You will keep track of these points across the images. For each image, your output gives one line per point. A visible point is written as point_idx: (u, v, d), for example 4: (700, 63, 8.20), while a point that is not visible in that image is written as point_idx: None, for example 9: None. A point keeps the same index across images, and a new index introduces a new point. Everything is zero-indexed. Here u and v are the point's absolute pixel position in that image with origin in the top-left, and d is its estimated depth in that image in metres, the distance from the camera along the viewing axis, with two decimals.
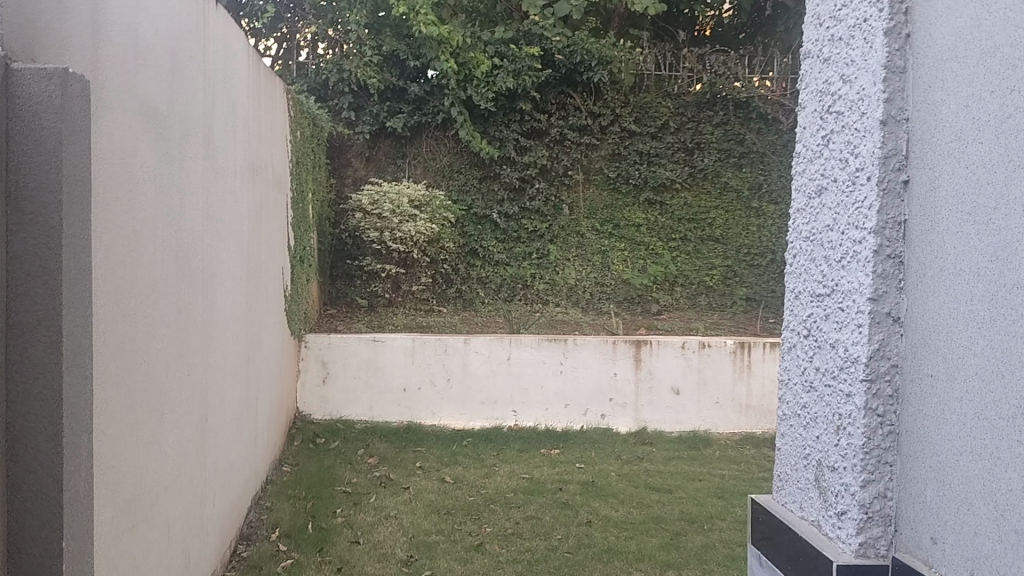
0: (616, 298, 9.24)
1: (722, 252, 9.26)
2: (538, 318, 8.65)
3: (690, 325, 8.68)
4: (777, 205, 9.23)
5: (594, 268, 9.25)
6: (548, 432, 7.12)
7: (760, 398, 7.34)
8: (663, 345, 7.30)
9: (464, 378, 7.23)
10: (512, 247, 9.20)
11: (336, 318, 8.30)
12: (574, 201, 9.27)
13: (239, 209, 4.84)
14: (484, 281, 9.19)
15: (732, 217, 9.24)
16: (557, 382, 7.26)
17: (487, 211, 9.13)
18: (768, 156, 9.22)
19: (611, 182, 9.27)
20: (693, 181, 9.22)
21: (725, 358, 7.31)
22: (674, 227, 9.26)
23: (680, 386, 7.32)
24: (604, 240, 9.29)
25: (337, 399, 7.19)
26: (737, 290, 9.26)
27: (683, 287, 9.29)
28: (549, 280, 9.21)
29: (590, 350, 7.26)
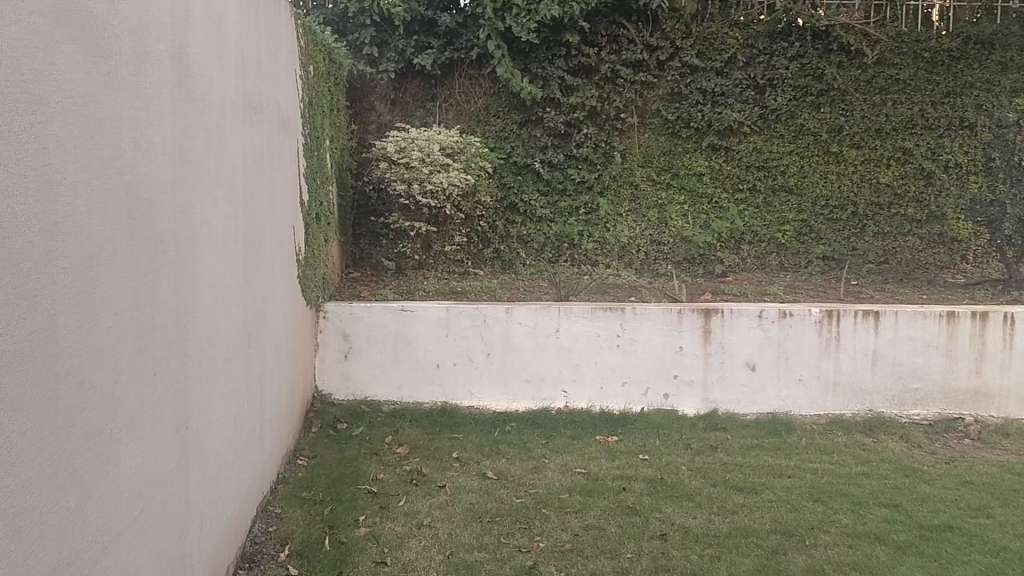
0: (675, 259, 8.17)
1: (795, 204, 8.19)
2: (588, 283, 7.66)
3: (762, 288, 7.63)
4: (858, 149, 8.12)
5: (649, 224, 8.20)
6: (604, 416, 6.17)
7: (850, 375, 6.37)
8: (736, 314, 6.27)
9: (506, 353, 6.28)
10: (556, 201, 8.19)
11: (359, 283, 7.37)
12: (627, 147, 8.24)
13: (231, 153, 3.88)
14: (525, 240, 8.22)
15: (808, 164, 8.14)
16: (613, 358, 6.30)
17: (528, 160, 8.11)
18: (849, 93, 8.07)
19: (668, 126, 8.19)
20: (763, 123, 8.13)
21: (810, 328, 6.30)
22: (742, 176, 8.18)
23: (756, 361, 6.33)
24: (661, 192, 8.24)
25: (361, 378, 6.28)
26: (812, 249, 8.17)
27: (751, 244, 8.23)
28: (598, 239, 8.18)
29: (650, 321, 6.28)
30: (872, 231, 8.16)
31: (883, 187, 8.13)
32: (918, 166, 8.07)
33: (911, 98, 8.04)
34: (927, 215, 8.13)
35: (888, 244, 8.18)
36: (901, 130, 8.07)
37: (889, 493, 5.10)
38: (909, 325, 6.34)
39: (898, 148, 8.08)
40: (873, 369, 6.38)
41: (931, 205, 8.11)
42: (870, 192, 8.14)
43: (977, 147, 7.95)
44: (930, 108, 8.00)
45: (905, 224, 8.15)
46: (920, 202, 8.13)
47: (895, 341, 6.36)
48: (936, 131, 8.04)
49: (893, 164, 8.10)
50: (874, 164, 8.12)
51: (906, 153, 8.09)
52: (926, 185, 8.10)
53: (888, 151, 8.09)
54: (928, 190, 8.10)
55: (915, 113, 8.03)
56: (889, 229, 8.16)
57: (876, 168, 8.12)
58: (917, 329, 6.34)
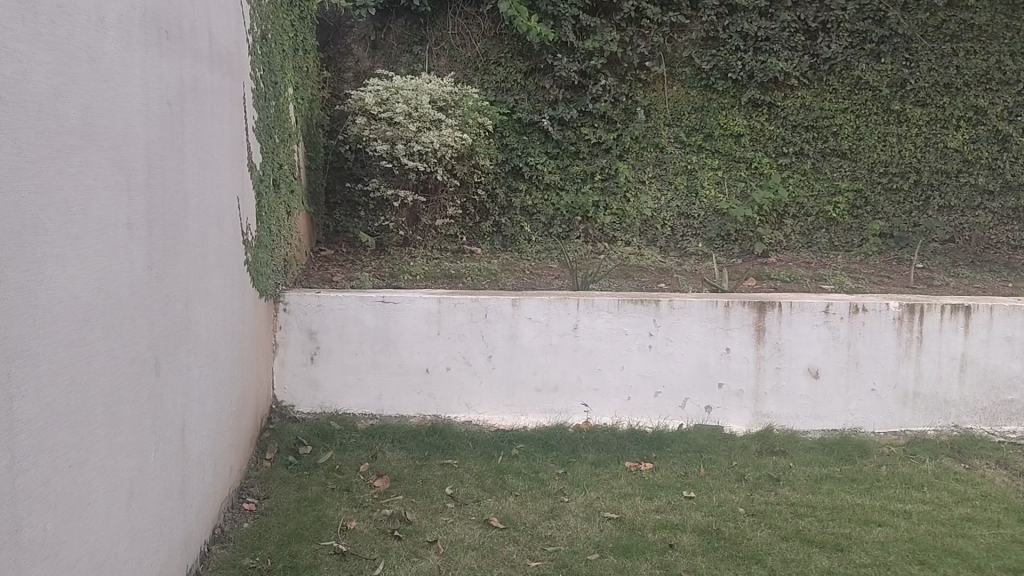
0: (706, 235, 6.97)
1: (848, 172, 6.96)
2: (606, 265, 6.43)
3: (815, 272, 6.43)
4: (923, 108, 6.79)
5: (677, 194, 7.01)
6: (633, 434, 4.99)
7: (932, 385, 5.17)
8: (798, 311, 5.09)
9: (511, 356, 5.08)
10: (567, 164, 6.93)
11: (332, 264, 6.12)
12: (653, 102, 6.98)
13: (118, 94, 2.59)
14: (530, 212, 6.95)
15: (864, 124, 6.89)
16: (643, 363, 5.12)
17: (535, 117, 6.81)
18: (915, 40, 6.70)
19: (701, 77, 6.96)
20: (813, 75, 6.87)
21: (886, 327, 5.12)
22: (786, 137, 6.94)
23: (819, 367, 5.15)
24: (690, 156, 7.01)
25: (331, 386, 5.05)
26: (868, 225, 6.98)
27: (795, 217, 7.04)
28: (617, 211, 6.96)
29: (691, 318, 5.09)
30: (937, 204, 6.90)
31: (951, 152, 6.80)
32: (992, 128, 6.70)
33: (986, 47, 6.63)
34: (1001, 185, 6.79)
35: (954, 220, 6.90)
36: (974, 85, 6.68)
37: (1014, 550, 3.91)
38: (1007, 324, 5.09)
39: (970, 106, 6.71)
40: (962, 380, 5.16)
41: (1005, 173, 6.75)
42: (936, 158, 6.83)
43: None
44: (1008, 59, 6.60)
45: (975, 196, 6.85)
46: (992, 170, 6.78)
47: (988, 343, 5.12)
48: (1014, 85, 6.63)
49: (962, 125, 6.75)
50: (940, 125, 6.78)
51: (978, 112, 6.71)
52: (1001, 151, 6.73)
53: (959, 110, 6.72)
54: (1003, 157, 6.73)
55: (990, 66, 6.63)
56: (956, 202, 6.87)
57: (943, 129, 6.79)
58: (1016, 329, 5.09)
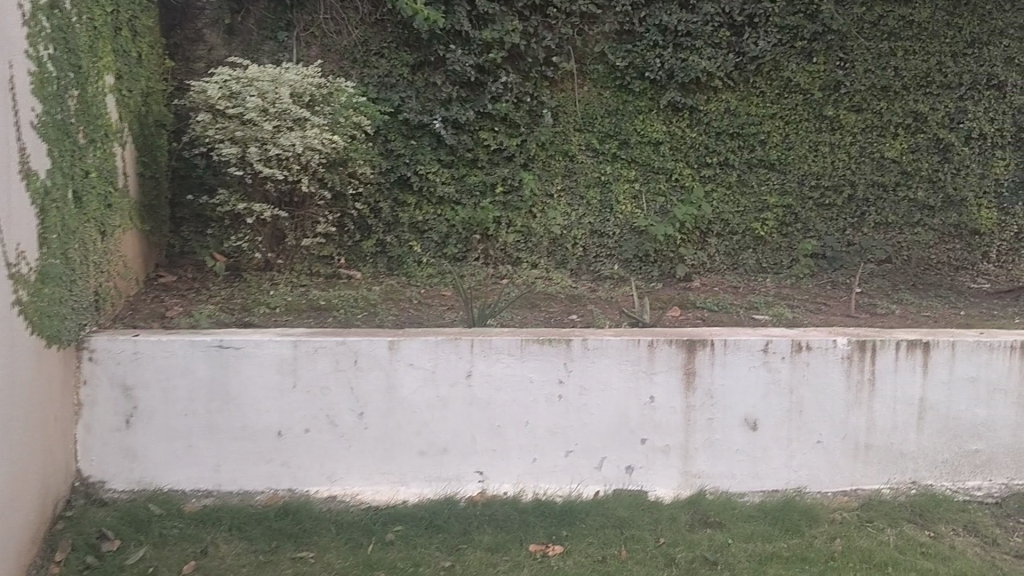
0: (621, 256, 6.10)
1: (777, 185, 6.22)
2: (509, 292, 5.49)
3: (744, 298, 5.63)
4: (858, 113, 6.16)
5: (588, 209, 6.14)
6: (538, 506, 4.05)
7: (886, 435, 4.40)
8: (734, 352, 4.25)
9: (387, 412, 4.08)
10: (463, 174, 5.95)
11: (172, 295, 5.07)
12: (560, 103, 6.10)
13: None
14: (421, 228, 5.93)
15: (793, 131, 6.19)
16: (551, 417, 4.19)
17: (425, 119, 5.79)
18: (850, 37, 6.05)
19: (615, 76, 6.10)
20: (738, 76, 6.12)
21: (833, 367, 4.31)
22: (710, 146, 6.16)
23: (757, 416, 4.31)
24: (604, 165, 6.15)
25: (155, 459, 4.07)
26: (799, 243, 6.25)
27: (720, 235, 6.27)
28: (521, 228, 6.04)
29: (607, 361, 4.18)
30: (872, 221, 6.24)
31: (888, 163, 6.18)
32: (932, 136, 6.12)
33: (926, 47, 6.06)
34: (941, 199, 6.19)
35: (891, 238, 6.26)
36: (913, 89, 6.10)
37: None
38: (969, 363, 4.37)
39: (909, 112, 6.11)
40: (920, 428, 4.41)
41: (946, 187, 6.17)
42: (871, 169, 6.19)
43: (1005, 112, 6.09)
44: (949, 60, 6.04)
45: (913, 211, 6.23)
46: (932, 182, 6.19)
47: (949, 385, 4.39)
48: (955, 90, 6.09)
49: (900, 133, 6.15)
50: (877, 132, 6.17)
51: (917, 119, 6.13)
52: (941, 161, 6.16)
53: (897, 116, 6.12)
54: (944, 168, 6.14)
55: (931, 67, 6.05)
56: (893, 219, 6.22)
57: (879, 138, 6.17)
58: (980, 368, 4.38)
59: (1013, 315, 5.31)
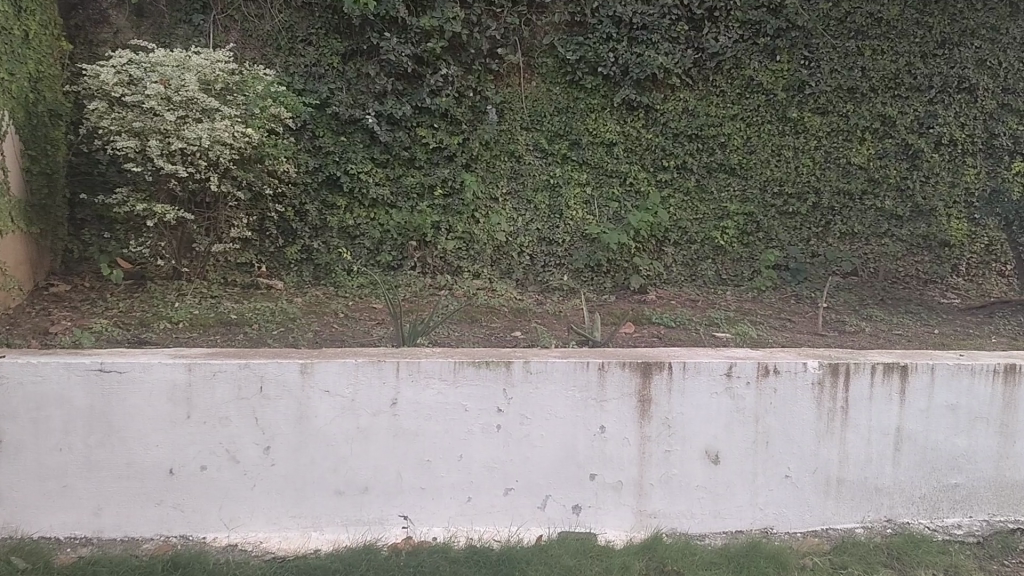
0: (572, 266, 5.59)
1: (738, 192, 5.82)
2: (447, 305, 4.97)
3: (703, 313, 5.18)
4: (823, 116, 5.79)
5: (536, 215, 5.65)
6: (473, 551, 3.54)
7: (860, 468, 3.98)
8: (694, 378, 3.78)
9: (298, 446, 3.55)
10: (399, 175, 5.43)
11: (60, 308, 4.45)
12: (506, 99, 5.62)
13: None
14: (352, 234, 5.38)
15: (755, 134, 5.78)
16: (489, 451, 3.68)
17: (356, 113, 5.25)
18: (815, 35, 5.69)
19: (566, 70, 5.65)
20: (697, 74, 5.72)
21: (803, 394, 3.87)
22: (667, 148, 5.72)
23: (719, 448, 3.86)
24: (553, 167, 5.68)
25: (23, 502, 3.50)
26: (761, 254, 5.84)
27: (677, 244, 5.82)
28: (463, 234, 5.50)
29: (552, 388, 3.68)
30: (838, 231, 5.87)
31: (854, 170, 5.82)
32: (901, 142, 5.79)
33: (895, 47, 5.73)
34: (909, 209, 5.87)
35: (858, 249, 5.89)
36: (881, 91, 5.76)
37: None
38: (949, 390, 3.97)
39: (877, 115, 5.77)
40: (897, 461, 4.00)
41: (915, 196, 5.84)
42: (837, 176, 5.82)
43: (976, 117, 5.76)
44: (919, 61, 5.72)
45: (882, 221, 5.89)
46: (900, 191, 5.86)
47: (929, 414, 3.98)
48: (925, 93, 5.76)
49: (867, 138, 5.80)
50: (843, 137, 5.80)
51: (885, 123, 5.80)
52: (910, 168, 5.82)
53: (864, 119, 5.77)
54: (913, 175, 5.81)
55: (900, 68, 5.73)
56: (860, 229, 5.87)
57: (846, 142, 5.81)
58: (961, 396, 3.98)
59: (988, 334, 4.94)
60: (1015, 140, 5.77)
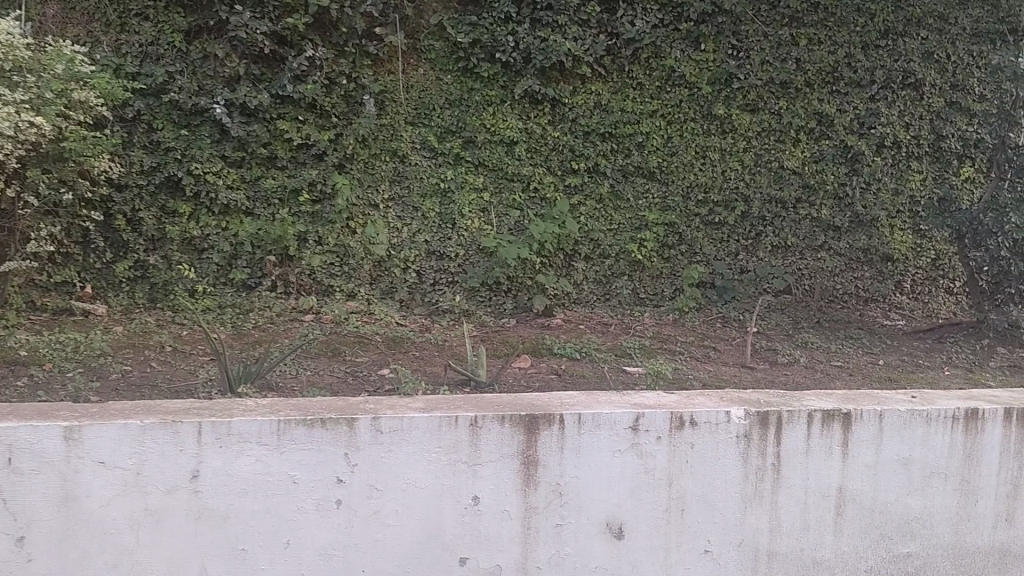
0: (466, 284, 4.81)
1: (658, 198, 5.09)
2: (306, 333, 4.11)
3: (615, 341, 4.41)
4: (753, 114, 5.11)
5: (424, 224, 4.84)
6: None
7: (795, 540, 3.16)
8: (591, 437, 2.83)
9: (62, 537, 2.41)
10: (257, 176, 4.58)
11: None
12: (387, 88, 4.77)
13: None
14: (201, 247, 4.55)
15: (678, 133, 5.06)
16: (328, 537, 2.60)
17: (201, 103, 4.41)
18: (744, 21, 5.02)
19: (458, 55, 4.84)
20: (610, 63, 4.98)
21: (724, 447, 3.00)
22: (576, 148, 4.96)
23: (623, 520, 2.91)
24: (444, 168, 4.87)
25: None
26: (683, 269, 5.15)
27: (588, 258, 5.05)
28: (335, 247, 4.67)
29: (410, 451, 2.63)
30: (769, 244, 5.19)
31: (787, 175, 5.14)
32: (839, 143, 5.15)
33: (833, 36, 5.08)
34: (848, 219, 5.22)
35: (791, 263, 5.23)
36: (817, 86, 5.12)
37: None
38: (900, 442, 3.20)
39: (813, 113, 5.12)
40: (840, 531, 3.20)
41: (855, 204, 5.19)
42: (768, 181, 5.14)
43: (922, 117, 5.19)
44: (859, 52, 5.10)
45: (817, 233, 5.21)
46: (838, 199, 5.21)
47: (877, 471, 3.19)
48: (866, 89, 5.14)
49: (802, 139, 5.15)
50: (775, 137, 5.14)
51: (822, 121, 5.15)
52: (849, 174, 5.18)
53: (799, 118, 5.11)
54: (853, 181, 5.17)
55: (839, 60, 5.08)
56: (793, 241, 5.20)
57: (778, 144, 5.15)
58: (914, 447, 3.22)
59: (941, 365, 4.28)
60: (963, 141, 5.23)
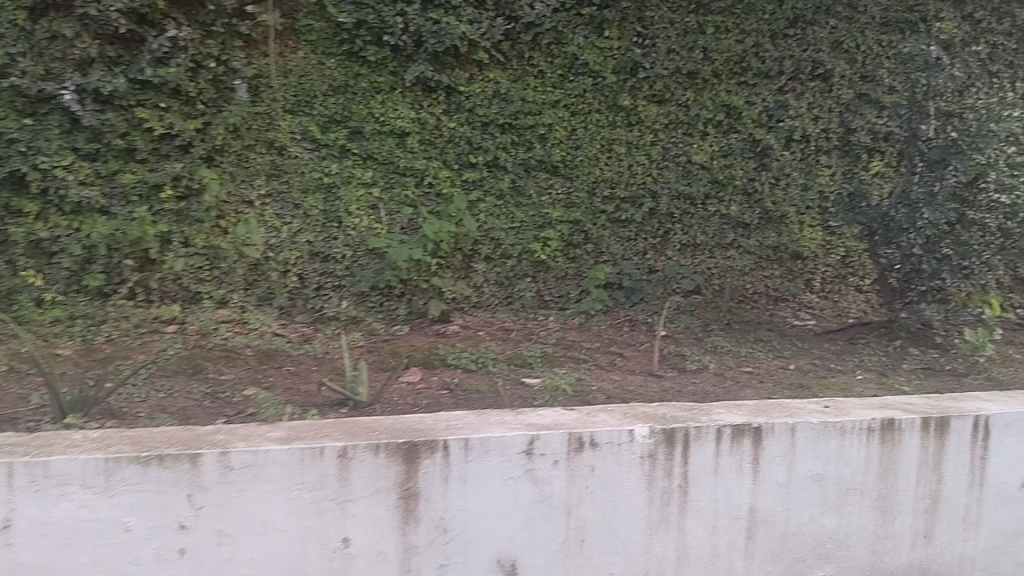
0: (355, 288, 4.41)
1: (562, 194, 4.79)
2: (165, 348, 3.82)
3: (514, 349, 4.08)
4: (660, 105, 4.87)
5: (305, 223, 4.45)
6: None
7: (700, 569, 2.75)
8: (480, 465, 2.42)
9: None
10: (115, 171, 4.10)
11: None
12: (260, 72, 4.39)
13: None
14: (50, 251, 4.04)
15: (581, 125, 4.78)
16: None
17: (47, 89, 3.87)
18: (649, 6, 4.77)
19: (342, 37, 4.46)
20: (509, 50, 4.66)
21: (624, 470, 2.59)
22: (474, 141, 4.63)
23: (506, 557, 2.51)
24: (328, 161, 4.48)
25: None
26: (588, 269, 4.85)
27: (488, 259, 4.72)
28: (203, 249, 4.28)
29: (266, 489, 2.24)
30: (678, 242, 4.97)
31: (695, 170, 4.91)
32: (748, 136, 4.95)
33: (740, 24, 4.88)
34: (757, 216, 5.03)
35: (699, 263, 5.02)
36: (725, 76, 4.90)
37: None
38: (815, 456, 2.80)
39: (721, 105, 4.90)
40: (751, 556, 2.81)
41: (763, 200, 5.01)
42: (676, 176, 4.90)
43: (831, 109, 5.03)
44: (768, 42, 4.90)
45: (726, 231, 5.02)
46: (747, 195, 5.01)
47: (790, 489, 2.80)
48: (774, 80, 4.96)
49: (710, 132, 4.93)
50: (682, 130, 4.90)
51: (730, 114, 4.94)
52: (757, 169, 4.99)
53: (706, 110, 4.89)
54: (762, 176, 4.98)
55: (746, 50, 4.89)
56: (702, 239, 4.99)
57: (686, 137, 4.91)
58: (829, 463, 2.83)
59: (853, 369, 4.08)
60: (872, 135, 5.06)
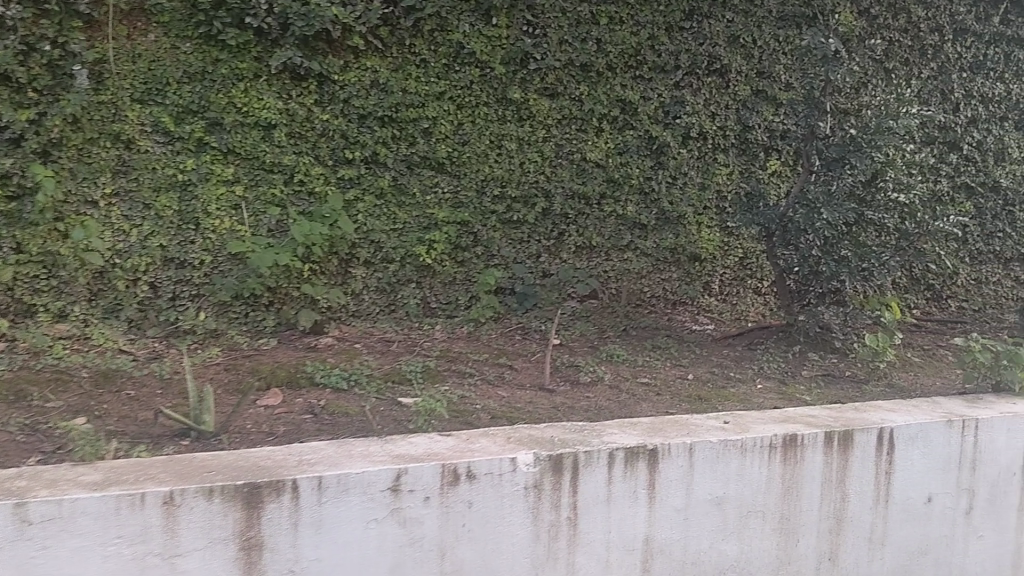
0: (217, 298, 4.03)
1: (448, 193, 4.43)
2: None
3: (392, 363, 3.71)
4: (552, 99, 4.58)
5: (159, 225, 3.99)
6: None
7: None
8: (337, 505, 2.34)
9: None
10: None
11: None
12: (103, 56, 3.89)
13: None
14: None
15: (468, 119, 4.43)
16: None
17: None
18: None
19: (198, 19, 3.98)
20: (387, 36, 4.29)
21: (511, 502, 2.53)
22: (350, 134, 4.23)
23: None
24: (185, 155, 4.02)
25: None
26: (477, 273, 4.52)
27: (368, 263, 4.32)
28: (38, 256, 3.78)
29: (77, 543, 2.11)
30: (573, 244, 4.68)
31: (589, 168, 4.66)
32: (644, 134, 4.72)
33: (635, 15, 4.64)
34: (654, 216, 4.80)
35: (596, 265, 4.75)
36: (619, 69, 4.65)
37: None
38: (712, 479, 2.80)
39: (615, 101, 4.66)
40: None
41: (660, 200, 4.79)
42: (569, 175, 4.62)
43: (728, 106, 4.86)
44: (663, 34, 4.69)
45: (623, 231, 4.76)
46: (644, 194, 4.78)
47: (687, 516, 2.78)
48: (670, 75, 4.75)
49: (605, 128, 4.67)
50: (576, 126, 4.63)
51: (625, 109, 4.70)
52: (653, 167, 4.78)
53: (601, 104, 4.62)
54: (658, 175, 4.77)
55: (641, 42, 4.66)
56: (598, 241, 4.72)
57: (580, 133, 4.64)
58: (728, 485, 2.82)
59: (752, 378, 3.87)
60: (769, 133, 4.94)
